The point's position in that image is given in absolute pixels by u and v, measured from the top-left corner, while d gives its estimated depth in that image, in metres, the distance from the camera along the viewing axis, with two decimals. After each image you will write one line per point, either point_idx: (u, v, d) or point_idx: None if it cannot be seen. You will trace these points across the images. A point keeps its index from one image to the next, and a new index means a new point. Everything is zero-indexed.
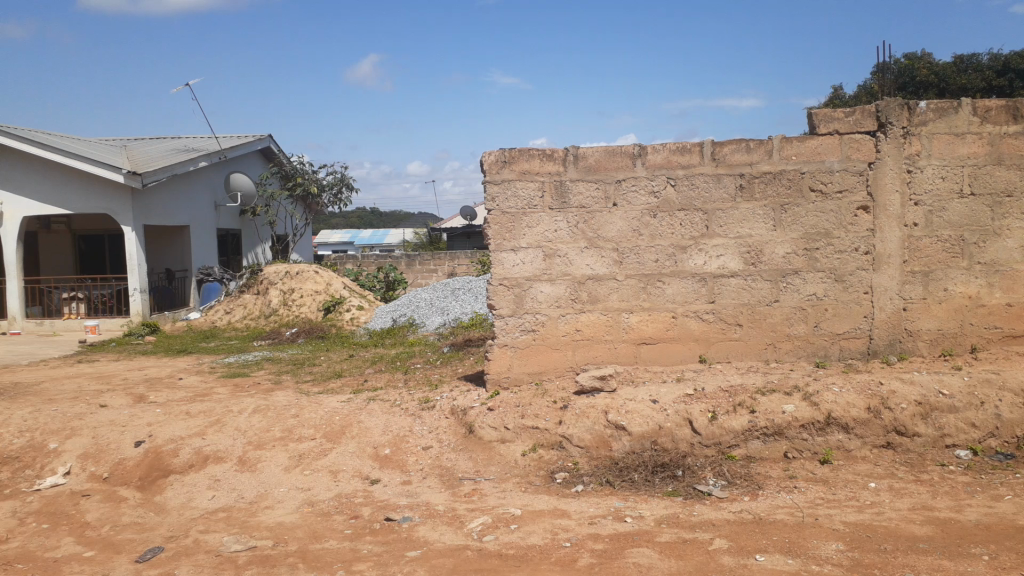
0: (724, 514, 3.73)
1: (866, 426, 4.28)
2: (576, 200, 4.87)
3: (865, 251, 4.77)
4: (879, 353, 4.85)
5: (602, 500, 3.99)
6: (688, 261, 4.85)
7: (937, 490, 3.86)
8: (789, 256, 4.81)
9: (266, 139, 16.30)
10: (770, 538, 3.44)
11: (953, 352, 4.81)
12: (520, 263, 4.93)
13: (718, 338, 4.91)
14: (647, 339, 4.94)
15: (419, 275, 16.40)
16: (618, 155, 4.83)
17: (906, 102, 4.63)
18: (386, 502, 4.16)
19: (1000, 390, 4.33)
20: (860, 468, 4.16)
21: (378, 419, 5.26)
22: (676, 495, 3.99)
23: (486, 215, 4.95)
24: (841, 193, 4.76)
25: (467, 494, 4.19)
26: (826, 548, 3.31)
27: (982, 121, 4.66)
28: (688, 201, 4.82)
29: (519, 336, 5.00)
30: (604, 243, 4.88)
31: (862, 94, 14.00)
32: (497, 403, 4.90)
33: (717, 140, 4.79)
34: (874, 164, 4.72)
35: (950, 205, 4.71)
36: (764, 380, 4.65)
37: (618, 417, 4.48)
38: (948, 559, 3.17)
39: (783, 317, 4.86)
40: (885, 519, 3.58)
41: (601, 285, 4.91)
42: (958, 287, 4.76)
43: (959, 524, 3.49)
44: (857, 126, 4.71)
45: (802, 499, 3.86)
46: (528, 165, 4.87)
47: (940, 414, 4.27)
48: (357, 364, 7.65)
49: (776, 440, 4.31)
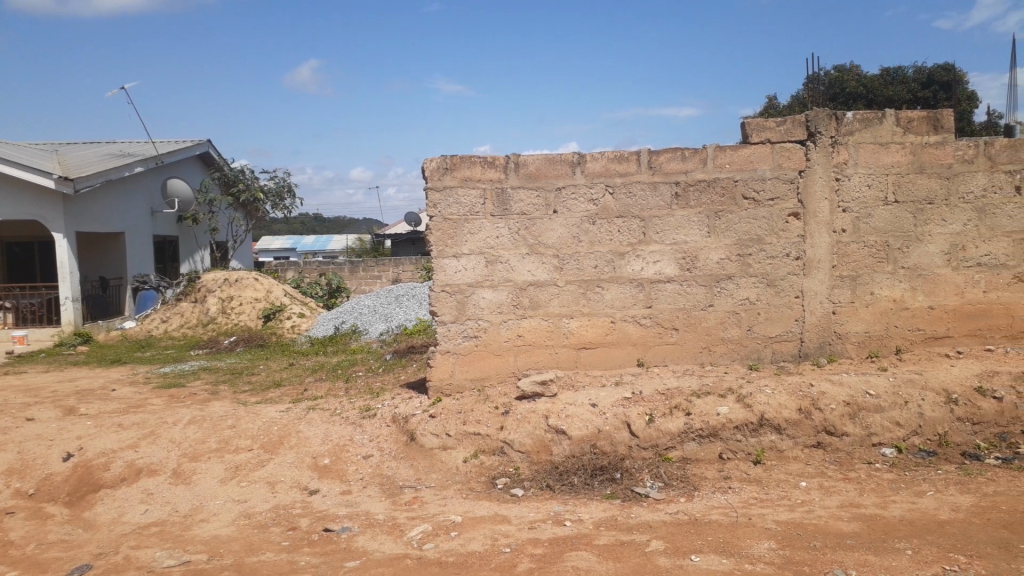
0: (660, 516, 3.79)
1: (798, 427, 4.40)
2: (517, 207, 4.90)
3: (796, 257, 4.91)
4: (810, 356, 4.99)
5: (541, 505, 4.01)
6: (626, 266, 4.92)
7: (864, 488, 3.98)
8: (723, 261, 4.92)
9: (205, 143, 16.01)
10: (705, 538, 3.51)
11: (879, 354, 4.97)
12: (462, 269, 4.93)
13: (656, 342, 4.99)
14: (587, 344, 4.99)
15: (363, 282, 16.25)
16: (557, 163, 4.88)
17: (834, 112, 4.79)
18: (324, 513, 4.11)
19: (922, 390, 4.49)
20: (792, 468, 4.28)
21: (318, 429, 5.20)
22: (614, 498, 4.04)
23: (428, 222, 4.94)
24: (773, 200, 4.89)
25: (407, 502, 4.17)
26: (758, 546, 3.39)
27: (905, 131, 4.85)
28: (626, 209, 4.89)
29: (461, 343, 5.00)
30: (544, 249, 4.92)
31: (796, 103, 14.38)
32: (439, 410, 4.88)
33: (653, 148, 4.87)
34: (804, 172, 4.86)
35: (875, 212, 4.88)
36: (699, 383, 4.75)
37: (558, 422, 4.51)
38: (873, 554, 3.28)
39: (718, 321, 4.97)
40: (814, 516, 3.69)
41: (542, 291, 4.94)
42: (884, 291, 4.93)
43: (884, 520, 3.61)
44: (788, 135, 4.85)
45: (736, 499, 3.94)
46: (469, 172, 4.88)
47: (867, 414, 4.41)
48: (297, 373, 7.54)
49: (711, 441, 4.40)
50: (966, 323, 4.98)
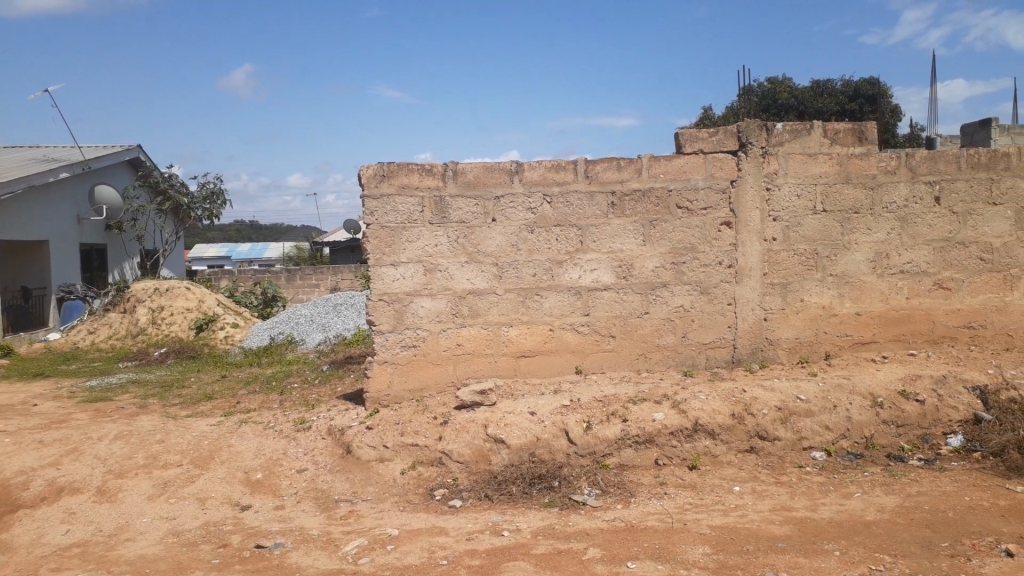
0: (598, 523, 3.80)
1: (731, 432, 4.47)
2: (456, 215, 4.87)
3: (728, 265, 5.00)
4: (742, 362, 5.09)
5: (480, 515, 3.99)
6: (564, 275, 4.94)
7: (795, 491, 4.07)
8: (658, 269, 4.98)
9: (135, 149, 15.54)
10: (641, 545, 3.53)
11: (809, 359, 5.10)
12: (400, 277, 4.87)
13: (593, 349, 5.02)
14: (525, 352, 4.99)
15: (300, 290, 15.97)
16: (495, 171, 4.87)
17: (764, 123, 4.90)
18: (257, 529, 4.01)
19: (850, 394, 4.61)
20: (726, 472, 4.34)
21: (251, 443, 5.08)
22: (552, 506, 4.04)
23: (364, 230, 4.87)
24: (706, 210, 4.97)
25: (343, 516, 4.09)
26: (693, 552, 3.43)
27: (831, 142, 5.00)
28: (563, 217, 4.91)
29: (400, 352, 4.94)
30: (483, 257, 4.90)
31: (730, 115, 14.74)
32: (376, 421, 4.80)
33: (590, 158, 4.91)
34: (736, 181, 4.96)
35: (805, 221, 5.00)
36: (635, 389, 4.79)
37: (496, 431, 4.49)
38: (804, 556, 3.35)
39: (653, 328, 5.03)
40: (748, 520, 3.75)
41: (481, 299, 4.92)
42: (813, 298, 5.06)
43: (814, 522, 3.69)
44: (720, 146, 4.95)
45: (672, 505, 3.99)
46: (407, 180, 4.83)
47: (798, 418, 4.52)
48: (230, 385, 7.34)
49: (647, 447, 4.45)
50: (891, 329, 5.13)
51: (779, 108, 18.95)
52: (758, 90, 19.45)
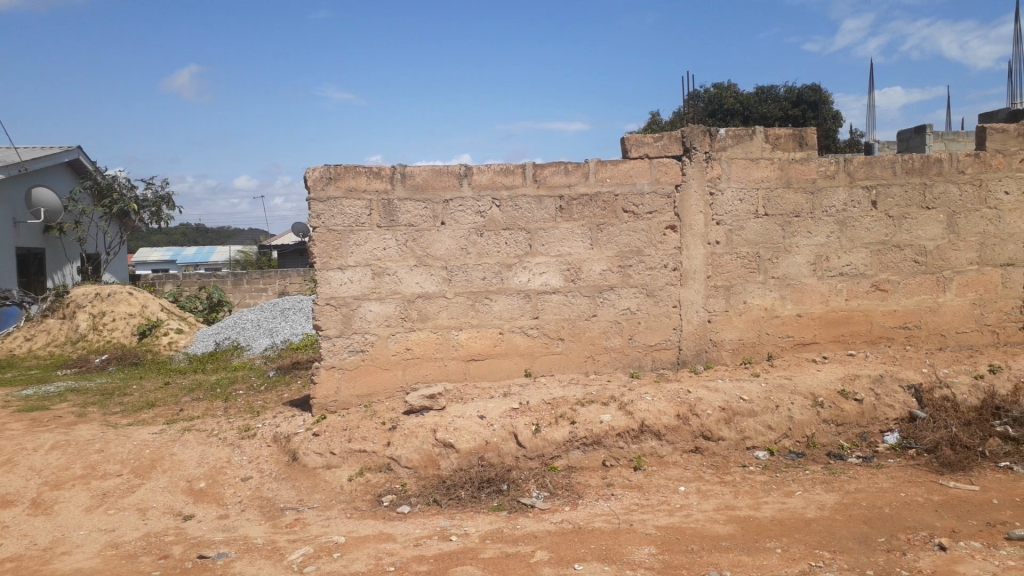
0: (545, 526, 3.81)
1: (676, 432, 4.54)
2: (405, 218, 4.84)
3: (673, 268, 5.07)
4: (688, 363, 5.16)
5: (427, 521, 3.97)
6: (513, 278, 4.95)
7: (739, 490, 4.14)
8: (605, 273, 5.03)
9: (76, 150, 15.11)
10: (588, 546, 3.55)
11: (752, 360, 5.20)
12: (348, 281, 4.82)
13: (542, 352, 5.04)
14: (475, 356, 4.98)
15: (247, 294, 15.70)
16: (444, 174, 4.85)
17: (708, 129, 4.99)
18: (199, 539, 3.92)
19: (792, 394, 4.71)
20: (671, 473, 4.40)
21: (193, 452, 4.98)
22: (500, 509, 4.05)
23: (311, 233, 4.80)
24: (652, 214, 5.04)
25: (288, 524, 4.03)
26: (639, 552, 3.47)
27: (772, 148, 5.10)
28: (512, 221, 4.92)
29: (347, 358, 4.88)
30: (432, 261, 4.88)
31: (676, 121, 15.05)
32: (323, 427, 4.74)
33: (538, 162, 4.93)
34: (681, 186, 5.03)
35: (747, 224, 5.10)
36: (584, 392, 4.82)
37: (445, 435, 4.48)
38: (747, 554, 3.41)
39: (601, 331, 5.07)
40: (692, 520, 3.80)
41: (430, 303, 4.90)
42: (755, 300, 5.16)
43: (756, 520, 3.76)
44: (665, 151, 5.02)
45: (619, 506, 4.02)
46: (354, 183, 4.79)
47: (741, 418, 4.60)
48: (172, 392, 7.17)
49: (594, 449, 4.49)
50: (830, 330, 5.26)
51: (725, 114, 19.51)
52: (705, 96, 19.84)
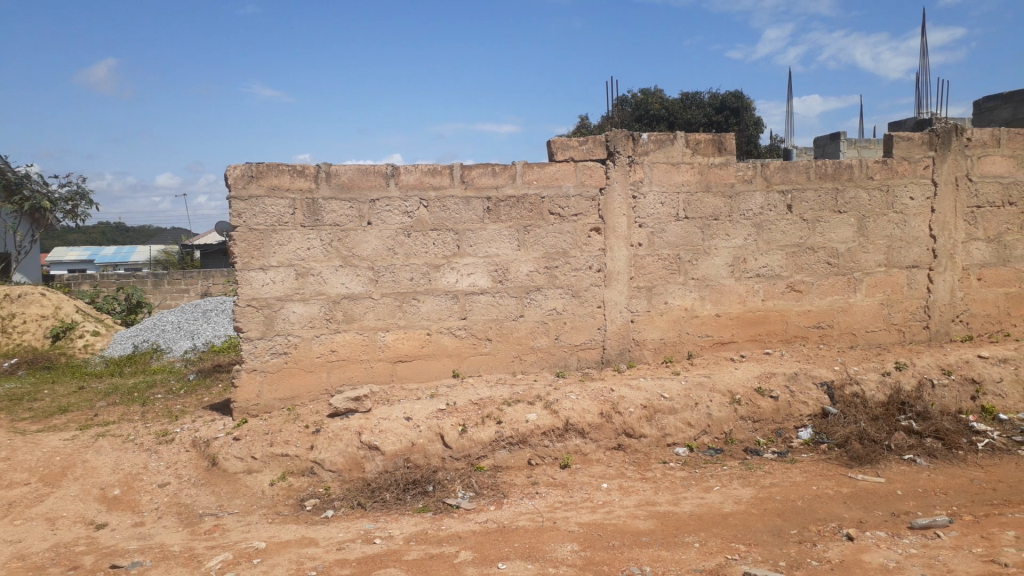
0: (470, 526, 3.82)
1: (600, 430, 4.62)
2: (330, 218, 4.76)
3: (598, 269, 5.15)
4: (612, 362, 5.25)
5: (351, 524, 3.93)
6: (441, 279, 4.94)
7: (659, 486, 4.23)
8: (532, 274, 5.08)
9: None
10: (511, 545, 3.58)
11: (673, 359, 5.32)
12: (270, 282, 4.72)
13: (470, 353, 5.05)
14: (402, 357, 4.95)
15: (168, 296, 15.24)
16: (370, 173, 4.80)
17: (631, 133, 5.07)
18: (112, 548, 3.79)
19: (711, 392, 4.85)
20: (595, 470, 4.47)
21: (108, 458, 4.81)
22: (425, 511, 4.04)
23: (231, 232, 4.68)
24: (577, 216, 5.10)
25: (207, 531, 3.93)
26: (562, 549, 3.51)
27: (693, 153, 5.23)
28: (440, 221, 4.91)
29: (269, 360, 4.79)
30: (358, 261, 4.82)
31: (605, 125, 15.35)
32: (244, 431, 4.64)
33: (465, 163, 4.93)
34: (604, 189, 5.11)
35: (668, 227, 5.21)
36: (510, 392, 4.85)
37: (370, 438, 4.44)
38: (666, 549, 3.49)
39: (528, 331, 5.12)
40: (614, 516, 3.87)
41: (356, 304, 4.85)
42: (676, 300, 5.28)
43: (675, 516, 3.85)
44: (590, 154, 5.09)
45: (543, 504, 4.06)
46: (277, 181, 4.69)
47: (662, 416, 4.72)
48: (87, 397, 6.91)
49: (520, 448, 4.53)
50: (748, 329, 5.43)
51: (650, 120, 20.11)
52: (632, 100, 20.18)
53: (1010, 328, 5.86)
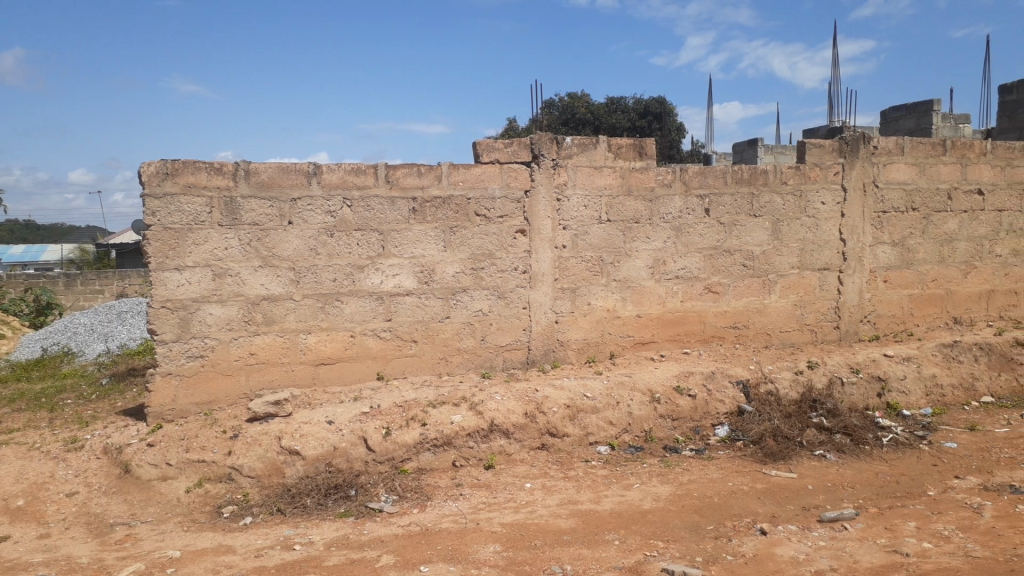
0: (392, 529, 3.80)
1: (524, 430, 4.65)
2: (249, 217, 4.65)
3: (523, 271, 5.18)
4: (536, 362, 5.29)
5: (270, 530, 3.85)
6: (365, 280, 4.89)
7: (581, 484, 4.29)
8: (457, 275, 5.07)
9: None
10: (434, 547, 3.57)
11: (596, 359, 5.39)
12: (185, 283, 4.58)
13: (394, 355, 5.01)
14: (324, 360, 4.88)
15: (82, 296, 14.65)
16: (291, 172, 4.70)
17: (555, 136, 5.12)
18: (15, 561, 3.61)
19: (631, 391, 4.94)
20: (518, 470, 4.50)
21: (11, 467, 4.59)
22: (347, 515, 3.99)
23: (145, 231, 4.52)
24: (502, 218, 5.12)
25: (117, 541, 3.79)
26: (484, 550, 3.52)
27: (615, 157, 5.31)
28: (364, 222, 4.85)
29: (185, 363, 4.65)
30: (279, 262, 4.73)
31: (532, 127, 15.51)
32: (159, 437, 4.48)
33: (390, 163, 4.89)
34: (529, 192, 5.15)
35: (592, 229, 5.28)
36: (435, 393, 4.83)
37: (291, 442, 4.36)
38: (587, 547, 3.53)
39: (453, 332, 5.11)
40: (537, 516, 3.90)
41: (276, 305, 4.75)
42: (599, 301, 5.35)
43: (597, 514, 3.91)
44: (515, 157, 5.12)
45: (466, 505, 4.06)
46: (193, 178, 4.55)
47: (585, 415, 4.78)
48: None
49: (445, 450, 4.53)
50: (667, 330, 5.55)
51: (577, 123, 20.38)
52: (560, 103, 20.39)
53: (913, 327, 6.15)
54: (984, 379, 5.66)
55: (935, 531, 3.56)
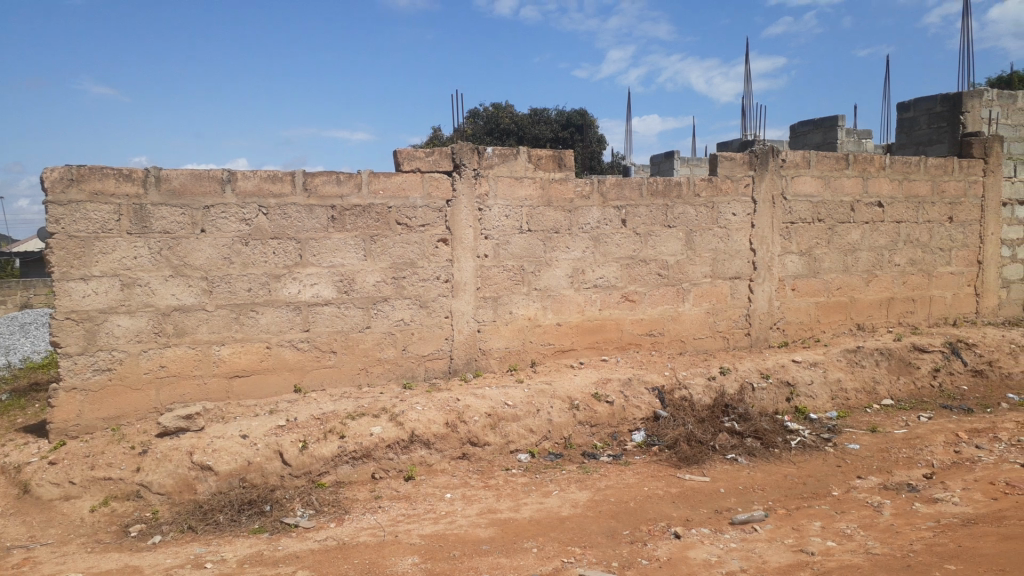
0: (309, 544, 3.73)
1: (444, 440, 4.64)
2: (159, 225, 4.51)
3: (445, 279, 5.18)
4: (458, 372, 5.29)
5: (180, 549, 3.73)
6: (282, 290, 4.80)
7: (501, 493, 4.30)
8: (378, 284, 5.03)
9: None
10: (350, 561, 3.52)
11: (518, 367, 5.42)
12: (91, 293, 4.41)
13: (312, 366, 4.93)
14: (239, 372, 4.76)
15: None
16: (205, 179, 4.58)
17: (476, 147, 5.14)
18: None
19: (552, 399, 4.99)
20: (439, 480, 4.49)
21: None
22: (262, 531, 3.90)
23: (47, 239, 4.33)
24: (424, 227, 5.11)
25: (15, 565, 3.57)
26: (402, 563, 3.49)
27: (535, 167, 5.37)
28: (280, 230, 4.77)
29: (91, 377, 4.46)
30: (190, 271, 4.59)
31: None
32: (61, 455, 4.28)
33: (308, 170, 4.81)
34: (450, 201, 5.15)
35: (512, 239, 5.32)
36: (355, 404, 4.76)
37: (203, 457, 4.24)
38: (505, 556, 3.54)
39: (374, 342, 5.06)
40: (456, 526, 3.89)
41: (189, 316, 4.61)
42: (520, 310, 5.39)
43: (516, 522, 3.92)
44: (436, 166, 5.11)
45: (385, 518, 4.02)
46: (100, 185, 4.38)
47: (506, 423, 4.81)
48: None
49: (364, 462, 4.48)
50: (587, 337, 5.62)
51: (501, 133, 20.51)
52: (484, 113, 20.48)
53: (820, 334, 6.40)
54: (884, 383, 5.93)
55: (838, 530, 3.71)
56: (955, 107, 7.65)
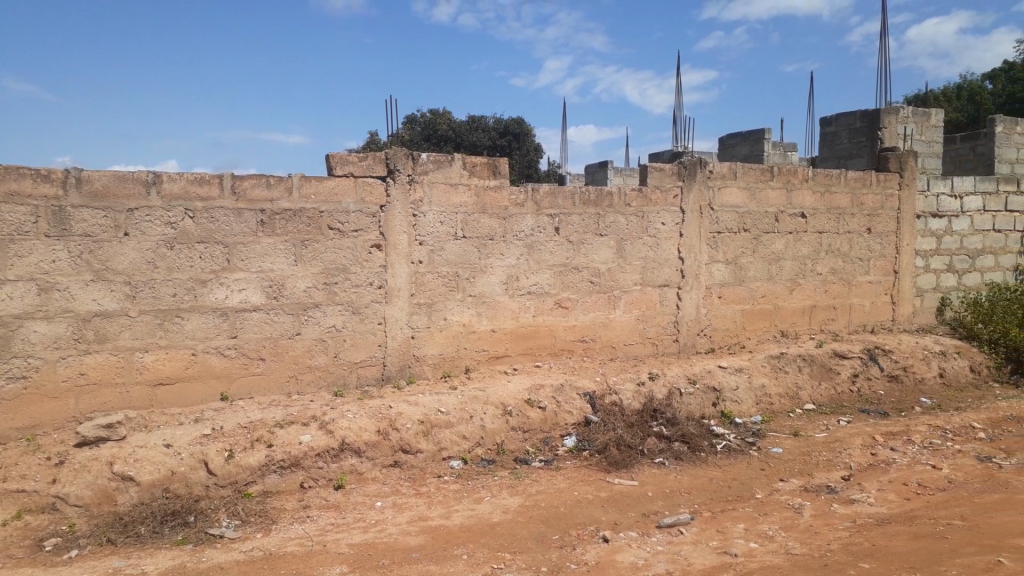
0: (234, 556, 3.65)
1: (376, 448, 4.61)
2: (80, 227, 4.36)
3: (378, 285, 5.14)
4: (391, 379, 5.25)
5: (99, 563, 3.60)
6: (209, 295, 4.69)
7: (432, 500, 4.29)
8: (310, 290, 4.96)
9: None
10: (277, 572, 3.46)
11: (451, 373, 5.42)
12: (5, 298, 4.22)
13: (240, 373, 4.83)
14: (163, 379, 4.64)
15: None
16: (129, 181, 4.45)
17: (411, 152, 5.13)
18: None
19: (485, 404, 5.01)
20: (370, 488, 4.45)
21: None
22: (185, 543, 3.80)
23: None
24: (357, 232, 5.07)
25: None
26: (330, 572, 3.45)
27: (470, 174, 5.38)
28: (207, 234, 4.66)
29: (4, 386, 4.27)
30: (112, 276, 4.45)
31: None
32: None
33: (237, 173, 4.72)
34: (385, 207, 5.12)
35: (447, 245, 5.32)
36: (284, 412, 4.69)
37: (124, 468, 4.11)
38: (434, 564, 3.53)
39: (304, 349, 4.99)
40: (386, 534, 3.86)
41: (110, 322, 4.47)
42: (455, 317, 5.39)
43: (446, 529, 3.92)
44: (369, 170, 5.09)
45: (313, 527, 3.97)
46: (16, 186, 4.20)
47: (438, 430, 4.80)
48: None
49: (292, 472, 4.41)
50: (521, 343, 5.66)
51: (439, 139, 20.51)
52: (421, 119, 20.44)
53: (746, 341, 6.57)
54: (807, 388, 6.13)
55: (761, 532, 3.81)
56: (874, 123, 7.97)
